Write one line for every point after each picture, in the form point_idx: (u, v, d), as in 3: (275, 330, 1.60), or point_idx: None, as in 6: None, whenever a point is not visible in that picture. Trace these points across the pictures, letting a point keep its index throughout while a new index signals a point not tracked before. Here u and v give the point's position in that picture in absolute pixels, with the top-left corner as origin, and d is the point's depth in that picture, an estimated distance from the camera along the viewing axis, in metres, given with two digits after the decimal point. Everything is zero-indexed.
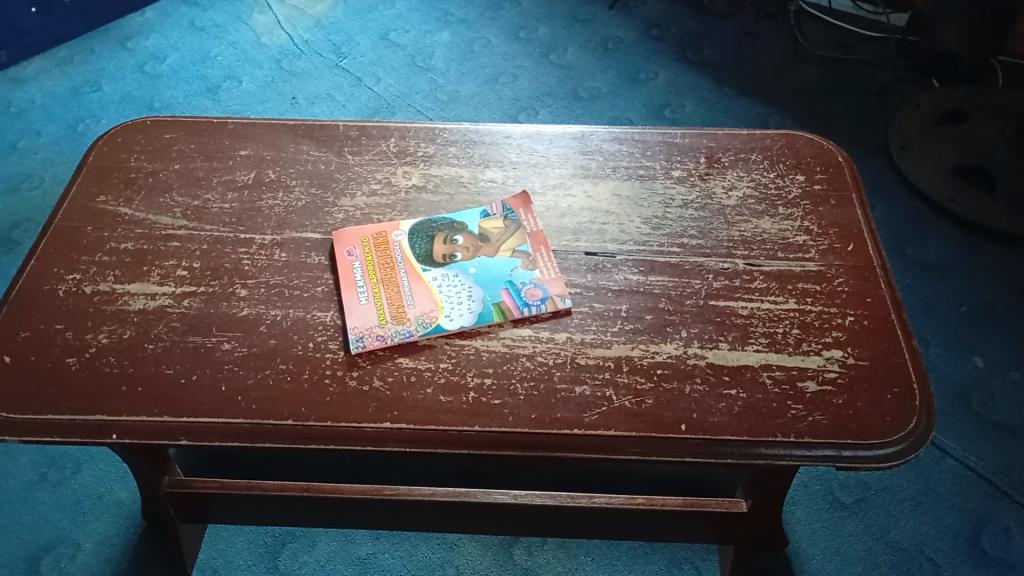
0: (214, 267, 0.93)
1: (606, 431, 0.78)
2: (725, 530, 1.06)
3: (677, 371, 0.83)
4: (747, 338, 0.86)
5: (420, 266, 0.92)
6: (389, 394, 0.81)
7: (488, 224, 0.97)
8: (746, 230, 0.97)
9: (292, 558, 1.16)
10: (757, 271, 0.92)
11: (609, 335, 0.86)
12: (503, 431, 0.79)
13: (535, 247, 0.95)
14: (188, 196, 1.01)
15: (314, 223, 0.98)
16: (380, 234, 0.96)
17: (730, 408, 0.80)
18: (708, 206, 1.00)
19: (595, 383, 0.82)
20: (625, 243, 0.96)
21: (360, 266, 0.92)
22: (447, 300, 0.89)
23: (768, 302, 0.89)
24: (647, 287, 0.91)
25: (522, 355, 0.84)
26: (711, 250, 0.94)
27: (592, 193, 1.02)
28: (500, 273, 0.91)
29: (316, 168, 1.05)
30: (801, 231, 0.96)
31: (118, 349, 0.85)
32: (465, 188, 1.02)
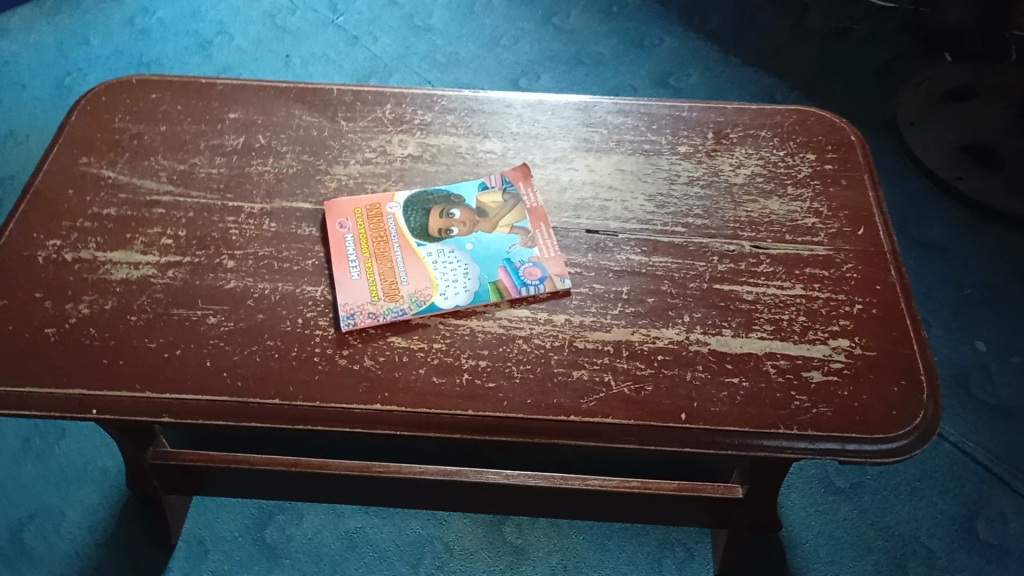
0: (200, 236, 0.90)
1: (603, 419, 0.76)
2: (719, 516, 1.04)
3: (678, 357, 0.80)
4: (751, 324, 0.83)
5: (414, 240, 0.89)
6: (380, 374, 0.79)
7: (486, 198, 0.93)
8: (753, 211, 0.93)
9: (280, 531, 1.14)
10: (763, 255, 0.89)
11: (609, 319, 0.83)
12: (497, 416, 0.77)
13: (534, 223, 0.91)
14: (174, 160, 0.97)
15: (304, 192, 0.94)
16: (373, 206, 0.92)
17: (732, 397, 0.78)
18: (714, 183, 0.96)
19: (593, 367, 0.80)
20: (627, 221, 0.92)
21: (352, 240, 0.89)
22: (441, 277, 0.86)
23: (773, 287, 0.86)
24: (649, 268, 0.88)
25: (518, 337, 0.82)
26: (716, 231, 0.91)
27: (595, 168, 0.98)
28: (497, 250, 0.88)
29: (308, 134, 1.01)
30: (810, 213, 0.93)
31: (99, 320, 0.82)
32: (463, 159, 0.98)
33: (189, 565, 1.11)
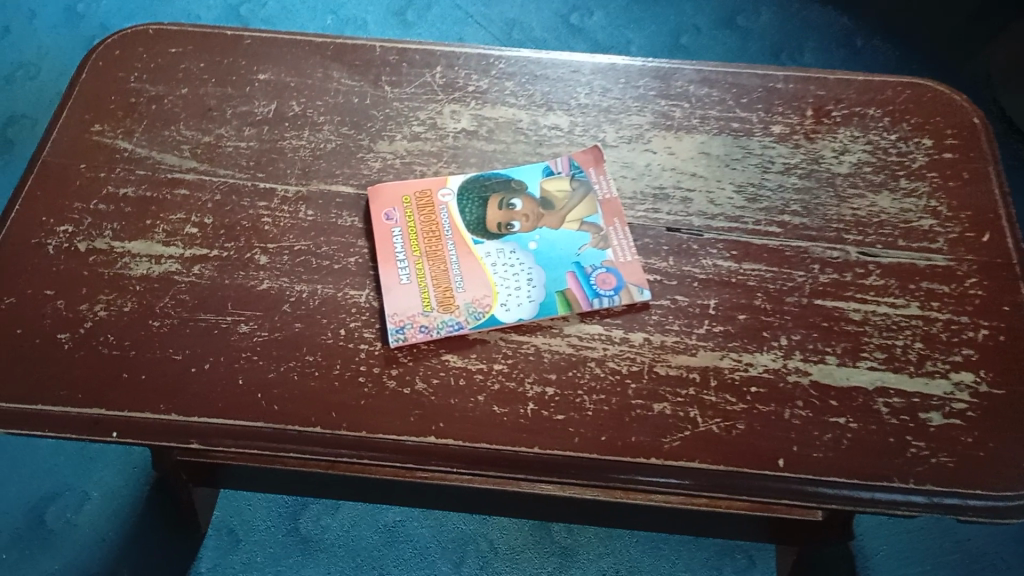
0: (228, 224, 0.79)
1: (689, 463, 0.67)
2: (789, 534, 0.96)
3: (775, 390, 0.70)
4: (859, 351, 0.72)
5: (471, 237, 0.78)
6: (434, 400, 0.69)
7: (551, 186, 0.81)
8: (860, 210, 0.81)
9: (313, 522, 1.07)
10: (872, 264, 0.77)
11: (694, 339, 0.73)
12: (568, 455, 0.67)
13: (607, 218, 0.79)
14: (197, 129, 0.86)
15: (345, 172, 0.83)
16: (424, 194, 0.80)
17: (837, 441, 0.68)
18: (815, 173, 0.83)
19: (676, 400, 0.70)
20: (713, 218, 0.80)
21: (400, 235, 0.78)
22: (503, 284, 0.75)
23: (885, 306, 0.75)
24: (740, 278, 0.76)
25: (590, 360, 0.71)
26: (818, 233, 0.79)
27: (675, 150, 0.85)
28: (566, 251, 0.77)
29: (347, 100, 0.88)
30: (926, 213, 0.81)
31: (118, 326, 0.73)
32: (524, 136, 0.85)
33: (221, 555, 1.05)
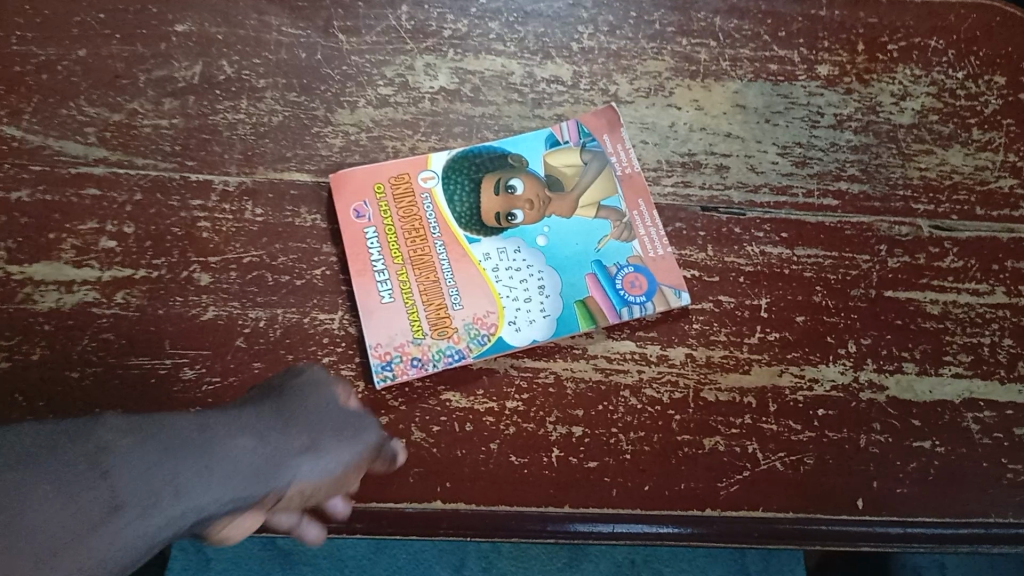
0: (156, 233, 0.62)
1: (752, 513, 0.56)
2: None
3: (848, 412, 0.58)
4: (941, 354, 0.60)
5: (464, 234, 0.63)
6: (437, 453, 0.57)
7: (558, 160, 0.65)
8: (928, 170, 0.67)
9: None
10: (949, 241, 0.64)
11: (746, 352, 0.60)
12: (606, 513, 0.56)
13: (629, 200, 0.64)
14: (103, 105, 0.66)
15: (298, 154, 0.65)
16: (401, 180, 0.64)
17: (924, 472, 0.57)
18: (873, 125, 0.69)
19: (730, 433, 0.58)
20: (757, 189, 0.66)
21: (375, 237, 0.62)
22: (509, 296, 0.60)
23: (966, 294, 0.62)
24: (794, 268, 0.63)
25: (622, 388, 0.59)
26: (882, 203, 0.66)
27: (704, 104, 0.69)
28: (583, 246, 0.62)
29: (292, 56, 0.69)
30: (1005, 170, 0.68)
31: (27, 382, 0.57)
32: (518, 94, 0.69)
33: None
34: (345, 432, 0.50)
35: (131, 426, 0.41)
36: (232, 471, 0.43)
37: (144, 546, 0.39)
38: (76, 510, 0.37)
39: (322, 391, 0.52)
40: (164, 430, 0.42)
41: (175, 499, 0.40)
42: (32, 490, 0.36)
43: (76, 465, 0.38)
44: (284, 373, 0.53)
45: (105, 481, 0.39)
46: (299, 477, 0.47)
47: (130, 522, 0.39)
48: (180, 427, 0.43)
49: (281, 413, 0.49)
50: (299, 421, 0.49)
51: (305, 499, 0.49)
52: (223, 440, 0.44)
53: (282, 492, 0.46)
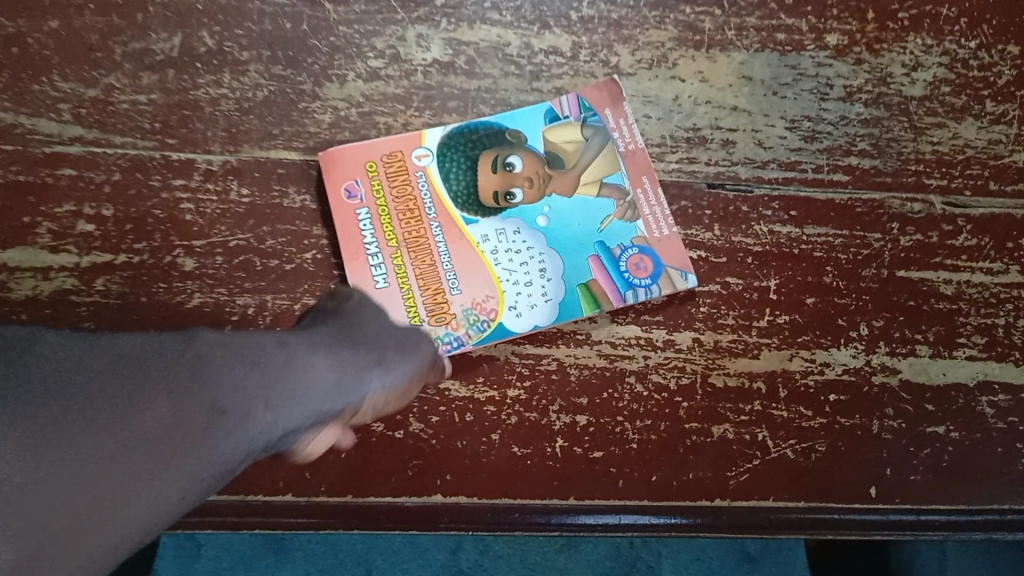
0: (137, 216, 0.59)
1: (761, 502, 0.55)
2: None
3: (860, 398, 0.57)
4: (954, 336, 0.59)
5: (461, 215, 0.60)
6: (436, 444, 0.54)
7: (558, 135, 0.62)
8: (940, 144, 0.65)
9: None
10: (962, 218, 0.62)
11: (756, 336, 0.58)
12: (612, 504, 0.55)
13: (633, 177, 0.62)
14: (77, 80, 0.61)
15: (285, 130, 0.62)
16: (394, 158, 0.61)
17: (936, 459, 0.56)
18: (884, 97, 0.65)
19: (738, 420, 0.56)
20: (764, 165, 0.63)
21: (368, 219, 0.59)
22: (509, 280, 0.58)
23: (980, 274, 0.61)
24: (803, 247, 0.61)
25: (628, 374, 0.56)
26: (893, 179, 0.63)
27: (709, 75, 0.65)
28: (585, 226, 0.60)
29: (277, 26, 0.63)
30: (1020, 143, 0.65)
31: None
32: (515, 66, 0.64)
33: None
34: (405, 347, 0.52)
35: (224, 340, 0.43)
36: (310, 390, 0.46)
37: (242, 452, 0.41)
38: (184, 414, 0.39)
39: (376, 315, 0.54)
40: (248, 347, 0.44)
41: (269, 410, 0.43)
42: (147, 397, 0.39)
43: (181, 371, 0.40)
44: (337, 296, 0.56)
45: (210, 385, 0.41)
46: (370, 391, 0.50)
47: (228, 431, 0.41)
48: (265, 341, 0.46)
49: (344, 334, 0.51)
50: (362, 339, 0.51)
51: (375, 410, 0.51)
52: (298, 362, 0.46)
53: (362, 403, 0.50)
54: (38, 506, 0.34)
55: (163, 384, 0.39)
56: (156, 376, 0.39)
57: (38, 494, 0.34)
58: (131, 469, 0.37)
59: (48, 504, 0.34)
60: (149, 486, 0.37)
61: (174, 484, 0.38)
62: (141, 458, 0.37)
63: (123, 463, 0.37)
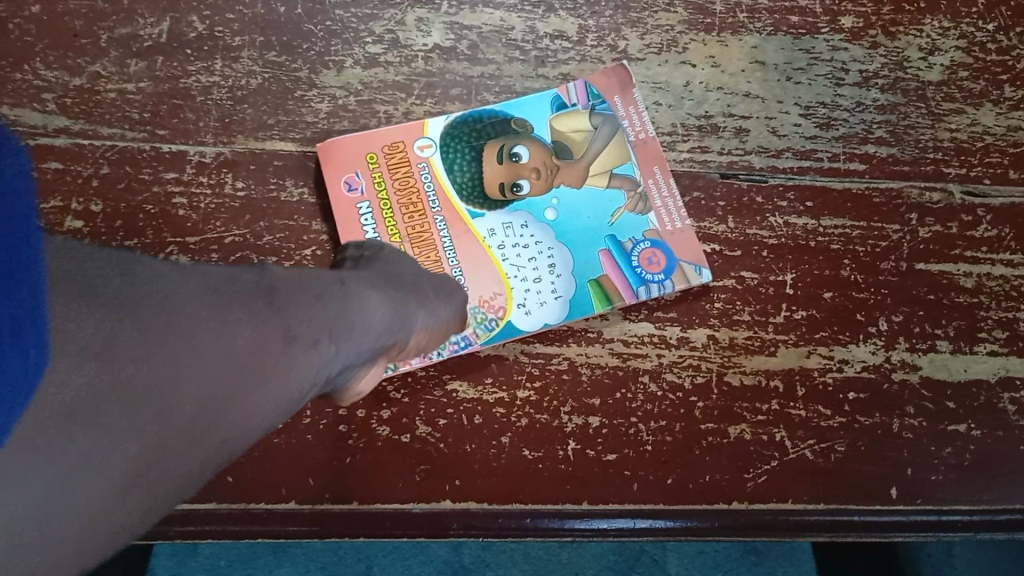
0: (127, 211, 0.56)
1: (779, 504, 0.54)
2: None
3: (879, 395, 0.55)
4: (975, 331, 0.57)
5: (466, 209, 0.58)
6: (444, 448, 0.53)
7: (566, 124, 0.60)
8: (959, 131, 0.62)
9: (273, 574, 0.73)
10: (982, 208, 0.60)
11: (772, 333, 0.56)
12: (626, 508, 0.53)
13: (644, 167, 0.59)
14: (61, 67, 0.58)
15: (281, 120, 0.59)
16: (395, 149, 0.58)
17: (958, 457, 0.55)
18: (901, 83, 0.63)
19: (755, 420, 0.55)
20: (778, 154, 0.61)
21: (370, 213, 0.57)
22: (517, 276, 0.56)
23: (1001, 266, 0.59)
24: (820, 240, 0.59)
25: (641, 374, 0.55)
26: (912, 168, 0.61)
27: (720, 60, 0.63)
28: (595, 219, 0.58)
29: (270, 10, 0.61)
30: None
31: None
32: (520, 51, 0.62)
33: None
34: (442, 290, 0.50)
35: (291, 275, 0.38)
36: (368, 327, 0.42)
37: (308, 384, 0.37)
38: (264, 340, 0.34)
39: (408, 260, 0.50)
40: (310, 280, 0.39)
41: (336, 342, 0.38)
42: (223, 324, 0.33)
43: (254, 299, 0.35)
44: (362, 246, 0.51)
45: (282, 315, 0.36)
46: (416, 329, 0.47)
47: (301, 361, 0.36)
48: (320, 275, 0.41)
49: (384, 274, 0.47)
50: (403, 279, 0.48)
51: (409, 349, 0.48)
52: (358, 297, 0.42)
53: (404, 339, 0.46)
54: (84, 453, 0.28)
55: (239, 308, 0.34)
56: (228, 303, 0.34)
57: (85, 438, 0.28)
58: (192, 412, 0.31)
59: (105, 448, 0.28)
60: (206, 430, 0.32)
61: (229, 431, 0.33)
62: (209, 400, 0.32)
63: (190, 406, 0.31)
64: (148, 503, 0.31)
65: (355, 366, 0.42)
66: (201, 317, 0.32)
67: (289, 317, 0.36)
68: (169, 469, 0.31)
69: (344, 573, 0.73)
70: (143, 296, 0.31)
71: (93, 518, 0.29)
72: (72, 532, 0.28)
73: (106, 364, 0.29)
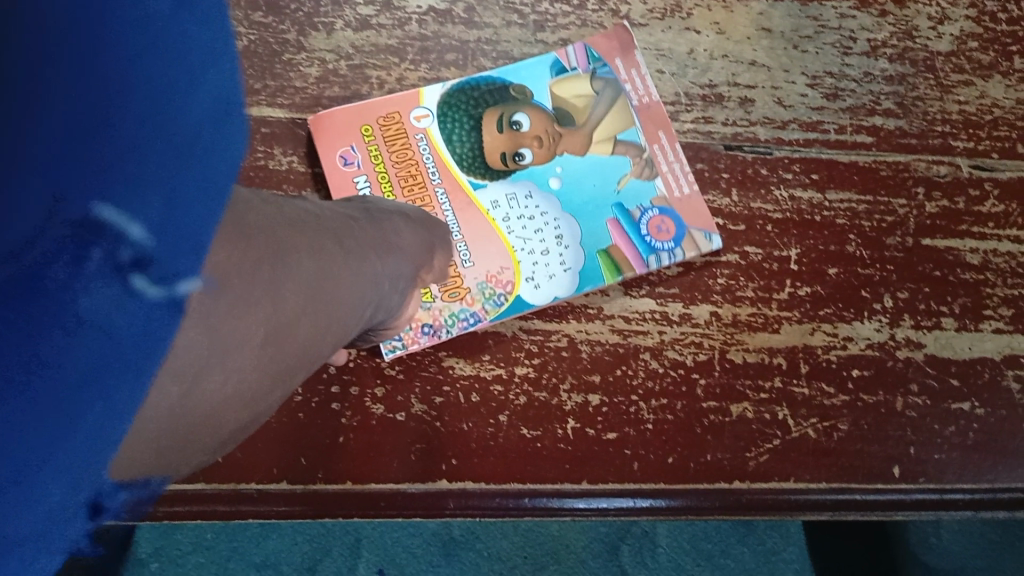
0: None
1: (781, 484, 0.53)
2: (914, 564, 0.69)
3: (883, 373, 0.55)
4: (980, 308, 0.56)
5: (468, 180, 0.55)
6: (440, 427, 0.51)
7: (568, 90, 0.58)
8: (967, 103, 0.61)
9: (261, 546, 0.71)
10: (989, 183, 0.59)
11: (776, 310, 0.55)
12: (626, 488, 0.52)
13: (650, 133, 0.57)
14: None
15: (268, 85, 0.56)
16: (391, 120, 0.56)
17: (962, 436, 0.54)
18: (910, 52, 0.61)
19: (759, 398, 0.54)
20: (784, 125, 0.59)
21: (368, 186, 0.55)
22: (524, 249, 0.54)
23: (1007, 242, 0.58)
24: (826, 214, 0.57)
25: (642, 352, 0.54)
26: (920, 141, 0.60)
27: (726, 26, 0.61)
28: (601, 187, 0.56)
29: None
30: None
31: None
32: (518, 14, 0.59)
33: None
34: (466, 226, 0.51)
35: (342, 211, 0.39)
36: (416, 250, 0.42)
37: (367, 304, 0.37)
38: (340, 255, 0.34)
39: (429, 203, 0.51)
40: (353, 213, 0.40)
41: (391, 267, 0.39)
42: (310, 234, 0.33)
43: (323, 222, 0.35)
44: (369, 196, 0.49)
45: (349, 237, 0.36)
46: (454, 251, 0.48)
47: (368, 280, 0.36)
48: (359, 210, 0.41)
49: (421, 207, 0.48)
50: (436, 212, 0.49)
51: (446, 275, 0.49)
52: (404, 225, 0.42)
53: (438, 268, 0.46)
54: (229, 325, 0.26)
55: (316, 228, 0.34)
56: (309, 220, 0.33)
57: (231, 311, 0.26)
58: (296, 309, 0.30)
59: (240, 334, 0.27)
60: (305, 322, 0.31)
61: (307, 336, 0.31)
62: (308, 303, 0.31)
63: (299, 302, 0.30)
64: (254, 391, 0.29)
65: (400, 292, 0.41)
66: (294, 232, 0.31)
67: (339, 231, 0.35)
68: (274, 359, 0.29)
69: (333, 545, 0.72)
70: (255, 207, 0.29)
71: (224, 396, 0.27)
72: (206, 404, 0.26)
73: (248, 245, 0.27)
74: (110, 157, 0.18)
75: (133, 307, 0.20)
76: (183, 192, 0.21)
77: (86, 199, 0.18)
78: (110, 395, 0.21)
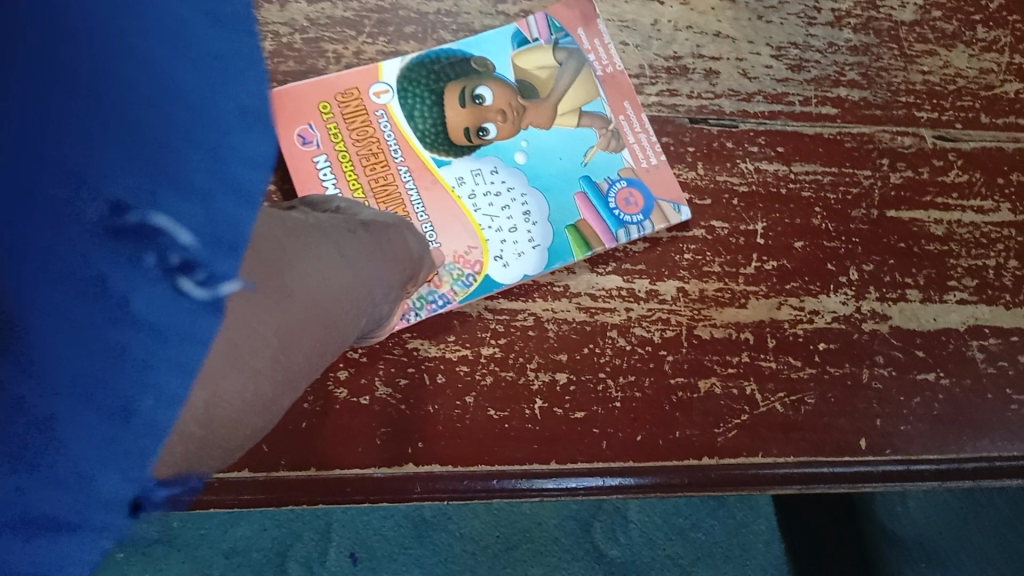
0: None
1: (751, 459, 0.53)
2: None
3: (849, 345, 0.55)
4: (945, 279, 0.56)
5: (432, 158, 0.54)
6: (405, 410, 0.50)
7: (531, 62, 0.56)
8: (931, 73, 0.60)
9: (228, 534, 0.70)
10: (953, 154, 0.59)
11: (743, 285, 0.55)
12: (595, 467, 0.51)
13: (614, 104, 0.56)
14: None
15: None
16: (349, 96, 0.54)
17: (927, 407, 0.54)
18: (874, 22, 0.61)
19: (727, 373, 0.53)
20: (749, 97, 0.58)
21: (329, 167, 0.52)
22: (492, 226, 0.53)
23: (971, 213, 0.58)
24: (791, 187, 0.57)
25: (610, 329, 0.53)
26: (884, 112, 0.59)
27: None
28: (567, 161, 0.55)
29: None
30: (1012, 72, 0.61)
31: None
32: None
33: None
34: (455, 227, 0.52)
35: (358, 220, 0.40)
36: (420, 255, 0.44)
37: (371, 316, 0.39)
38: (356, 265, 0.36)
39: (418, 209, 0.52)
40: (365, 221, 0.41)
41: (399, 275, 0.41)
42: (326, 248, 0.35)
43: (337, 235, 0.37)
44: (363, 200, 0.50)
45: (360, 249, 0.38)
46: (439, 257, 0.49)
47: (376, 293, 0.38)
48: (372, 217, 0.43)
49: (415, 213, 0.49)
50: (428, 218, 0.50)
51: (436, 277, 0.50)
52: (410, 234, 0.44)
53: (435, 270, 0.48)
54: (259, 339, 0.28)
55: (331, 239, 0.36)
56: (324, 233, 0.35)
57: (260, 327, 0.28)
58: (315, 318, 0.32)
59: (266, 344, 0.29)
60: (314, 333, 0.32)
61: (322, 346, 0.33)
62: (325, 312, 0.33)
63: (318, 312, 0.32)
64: (274, 394, 0.31)
65: (395, 300, 0.42)
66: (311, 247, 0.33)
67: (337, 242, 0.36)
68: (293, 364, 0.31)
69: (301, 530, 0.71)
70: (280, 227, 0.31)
71: (242, 407, 0.29)
72: (224, 409, 0.27)
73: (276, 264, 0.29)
74: (163, 171, 0.20)
75: (180, 307, 0.21)
76: (223, 201, 0.21)
77: (142, 208, 0.19)
78: (165, 392, 0.22)
